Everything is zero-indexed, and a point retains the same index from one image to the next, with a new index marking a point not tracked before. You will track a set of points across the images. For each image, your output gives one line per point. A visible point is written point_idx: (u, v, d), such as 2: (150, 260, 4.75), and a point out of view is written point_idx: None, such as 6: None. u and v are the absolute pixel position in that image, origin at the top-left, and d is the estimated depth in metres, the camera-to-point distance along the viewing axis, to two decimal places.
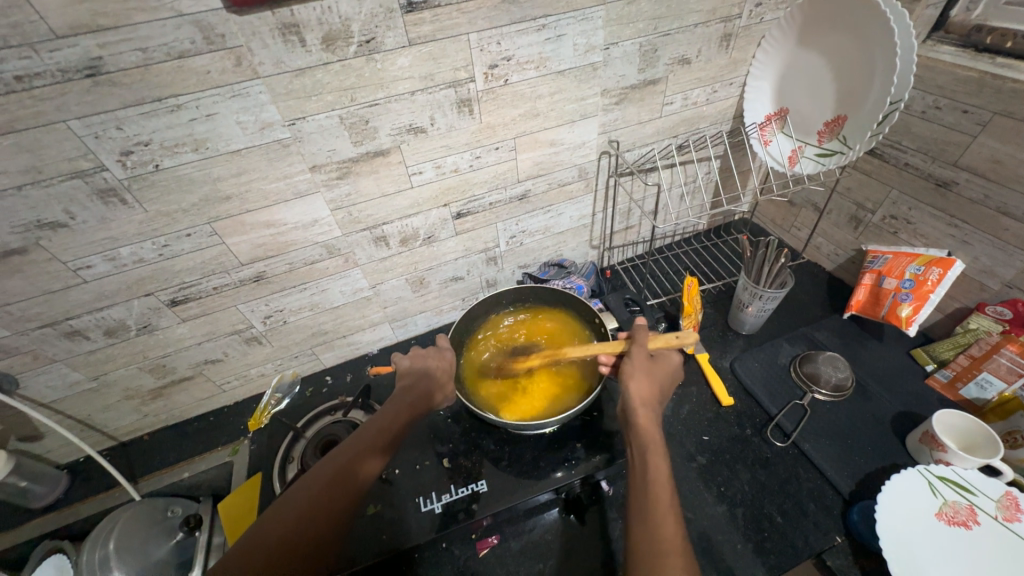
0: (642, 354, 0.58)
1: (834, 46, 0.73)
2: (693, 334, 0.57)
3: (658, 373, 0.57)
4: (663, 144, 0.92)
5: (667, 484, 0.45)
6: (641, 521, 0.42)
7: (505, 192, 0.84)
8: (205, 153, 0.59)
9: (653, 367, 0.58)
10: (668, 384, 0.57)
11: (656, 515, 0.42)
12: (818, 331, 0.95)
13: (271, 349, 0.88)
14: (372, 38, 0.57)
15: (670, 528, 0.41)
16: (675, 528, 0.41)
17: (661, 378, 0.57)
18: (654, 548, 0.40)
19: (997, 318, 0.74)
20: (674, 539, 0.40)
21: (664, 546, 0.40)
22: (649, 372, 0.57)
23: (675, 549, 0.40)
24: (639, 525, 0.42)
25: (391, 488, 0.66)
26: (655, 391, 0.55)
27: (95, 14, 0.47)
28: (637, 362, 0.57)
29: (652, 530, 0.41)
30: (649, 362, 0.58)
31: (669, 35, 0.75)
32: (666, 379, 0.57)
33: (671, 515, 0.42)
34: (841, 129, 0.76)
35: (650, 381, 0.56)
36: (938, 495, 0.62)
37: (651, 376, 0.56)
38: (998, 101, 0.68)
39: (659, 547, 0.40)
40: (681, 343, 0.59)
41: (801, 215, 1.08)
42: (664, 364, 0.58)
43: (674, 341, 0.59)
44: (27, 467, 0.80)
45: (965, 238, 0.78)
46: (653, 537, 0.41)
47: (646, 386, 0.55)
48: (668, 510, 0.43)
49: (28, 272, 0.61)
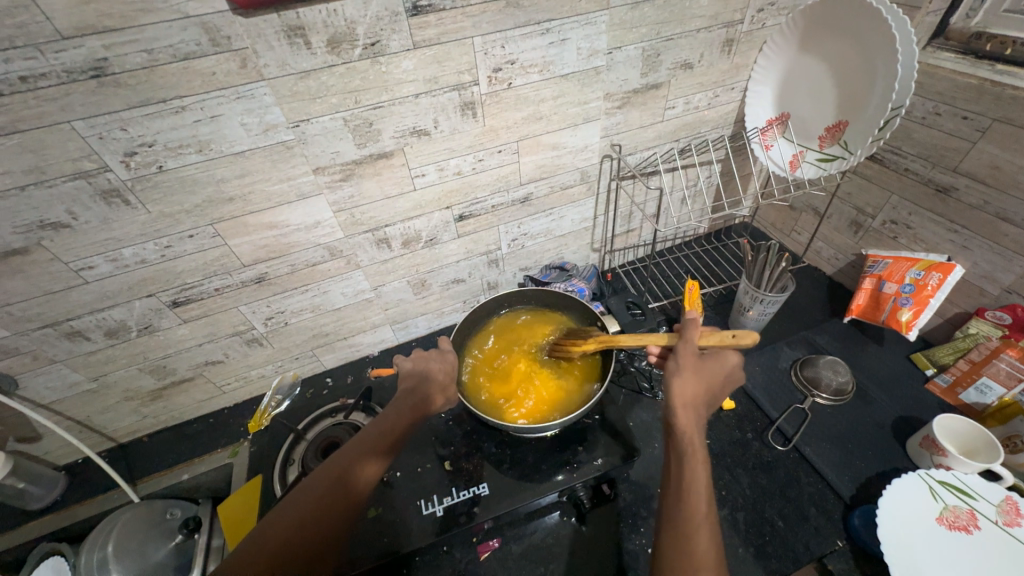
0: (690, 352, 0.54)
1: (835, 52, 0.73)
2: (753, 337, 0.51)
3: (707, 372, 0.54)
4: (664, 148, 0.93)
5: (703, 495, 0.46)
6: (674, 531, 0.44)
7: (507, 195, 0.84)
8: (209, 155, 0.59)
9: (702, 365, 0.54)
10: (718, 383, 0.54)
11: (692, 529, 0.44)
12: (819, 335, 0.96)
13: (272, 351, 0.88)
14: (377, 41, 0.58)
15: (703, 544, 0.43)
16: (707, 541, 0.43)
17: (710, 377, 0.54)
18: (685, 558, 0.42)
19: (997, 323, 0.75)
20: (706, 553, 0.42)
21: (695, 560, 0.42)
22: (696, 371, 0.54)
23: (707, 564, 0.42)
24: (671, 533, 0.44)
25: (393, 491, 0.66)
26: (702, 394, 0.53)
27: (101, 16, 0.47)
28: (683, 361, 0.54)
29: (684, 544, 0.43)
30: (698, 360, 0.54)
31: (672, 39, 0.76)
32: (716, 380, 0.54)
33: (706, 529, 0.44)
34: (842, 134, 0.77)
35: (697, 382, 0.53)
36: (939, 499, 0.62)
37: (699, 377, 0.53)
38: (997, 108, 0.68)
39: (690, 559, 0.42)
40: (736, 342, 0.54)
41: (801, 219, 1.08)
42: (714, 362, 0.55)
43: (729, 340, 0.54)
44: (25, 468, 0.79)
45: (965, 243, 0.78)
46: (688, 550, 0.43)
47: (692, 386, 0.52)
48: (703, 523, 0.44)
49: (29, 273, 0.61)
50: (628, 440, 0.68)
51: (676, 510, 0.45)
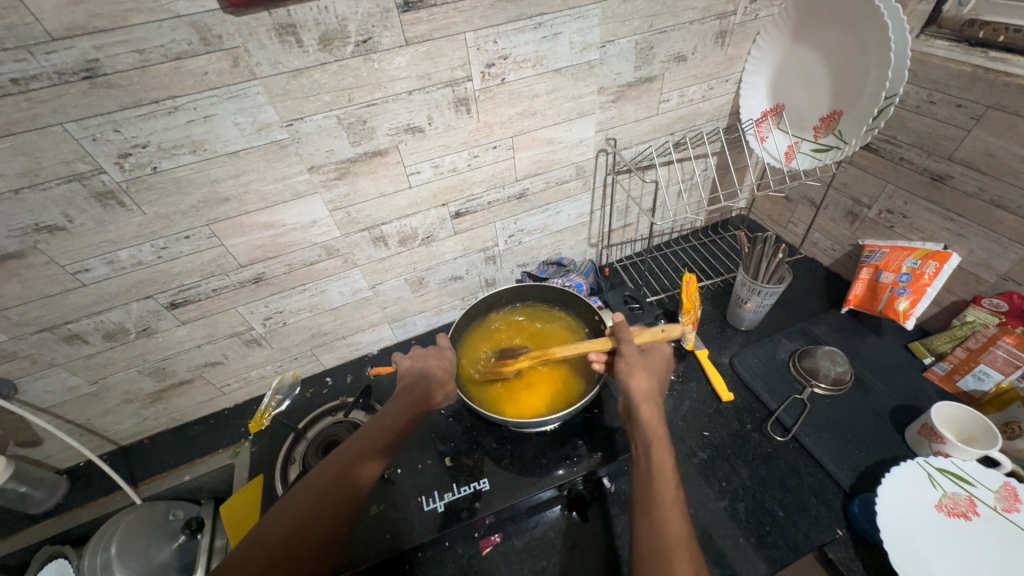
0: (633, 352, 0.60)
1: (829, 42, 0.73)
2: (679, 327, 0.62)
3: (652, 365, 0.60)
4: (660, 141, 0.93)
5: (671, 477, 0.47)
6: (646, 514, 0.44)
7: (503, 191, 0.84)
8: (203, 155, 0.59)
9: (646, 361, 0.60)
10: (661, 374, 0.60)
11: (663, 511, 0.44)
12: (817, 326, 0.96)
13: (271, 351, 0.88)
14: (369, 38, 0.58)
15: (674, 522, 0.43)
16: (679, 521, 0.43)
17: (655, 370, 0.59)
18: (660, 540, 0.42)
19: (994, 311, 0.74)
20: (678, 531, 0.43)
21: (669, 538, 0.42)
22: (644, 365, 0.59)
23: (681, 543, 0.42)
24: (643, 519, 0.44)
25: (393, 488, 0.66)
26: (654, 387, 0.57)
27: (92, 16, 0.47)
28: (631, 357, 0.60)
29: (656, 524, 0.43)
30: (640, 358, 0.60)
31: (665, 32, 0.76)
32: (660, 373, 0.60)
33: (676, 509, 0.44)
34: (836, 124, 0.77)
35: (648, 375, 0.58)
36: (938, 486, 0.62)
37: (647, 372, 0.58)
38: (991, 95, 0.68)
39: (665, 540, 0.42)
40: (668, 335, 0.63)
41: (798, 210, 1.08)
42: (653, 356, 0.61)
43: (661, 335, 0.63)
44: (26, 472, 0.79)
45: (961, 231, 0.78)
46: (661, 533, 0.42)
47: (645, 380, 0.57)
48: (673, 502, 0.45)
49: (26, 276, 0.61)
50: (628, 433, 0.69)
51: (648, 495, 0.46)
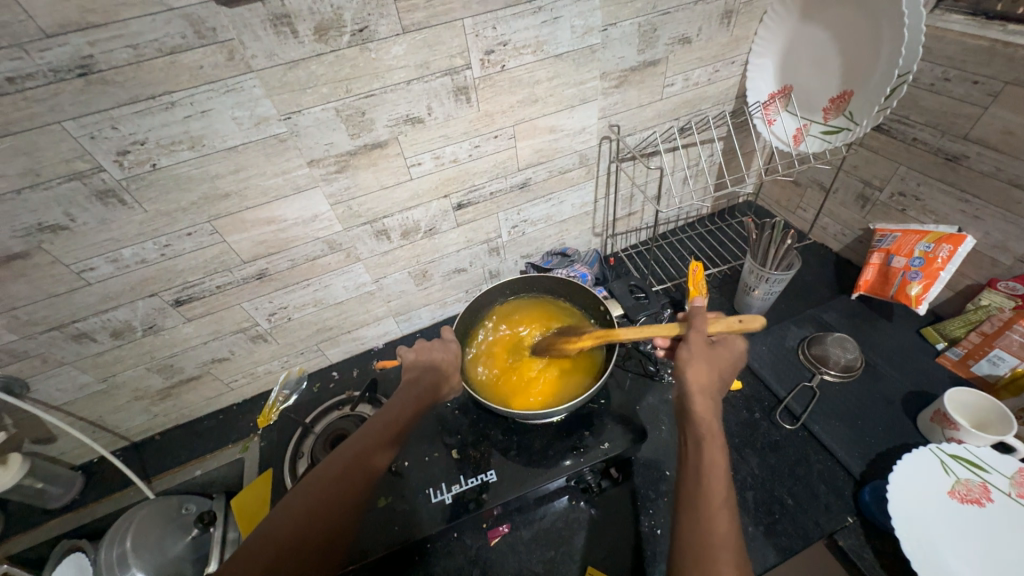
0: (702, 339, 0.53)
1: (839, 19, 0.71)
2: (760, 321, 0.51)
3: (718, 358, 0.53)
4: (664, 127, 0.91)
5: (723, 480, 0.44)
6: (693, 514, 0.42)
7: (505, 181, 0.83)
8: (201, 151, 0.59)
9: (713, 352, 0.53)
10: (727, 369, 0.53)
11: (713, 513, 0.41)
12: (826, 312, 0.94)
13: (277, 346, 0.89)
14: (365, 27, 0.56)
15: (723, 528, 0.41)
16: (727, 525, 0.41)
17: (720, 363, 0.52)
18: (704, 541, 0.40)
19: (1010, 294, 0.72)
20: (726, 536, 0.40)
21: (715, 542, 0.40)
22: (709, 357, 0.52)
23: (727, 549, 0.40)
24: (688, 518, 0.42)
25: (401, 481, 0.66)
26: (716, 380, 0.51)
27: (83, 11, 0.46)
28: (697, 347, 0.52)
29: (703, 526, 0.41)
30: (709, 347, 0.53)
31: (668, 14, 0.74)
32: (726, 365, 0.53)
33: (725, 513, 0.42)
34: (847, 105, 0.75)
35: (711, 368, 0.51)
36: (951, 473, 0.62)
37: (712, 362, 0.52)
38: (1009, 70, 0.66)
39: (709, 542, 0.40)
40: (744, 327, 0.53)
41: (806, 195, 1.06)
42: (722, 349, 0.54)
43: (737, 327, 0.53)
44: (42, 469, 0.81)
45: (976, 213, 0.76)
46: (707, 535, 0.40)
47: (706, 372, 0.51)
48: (723, 505, 0.42)
49: (31, 276, 0.62)
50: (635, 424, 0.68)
51: (697, 496, 0.43)
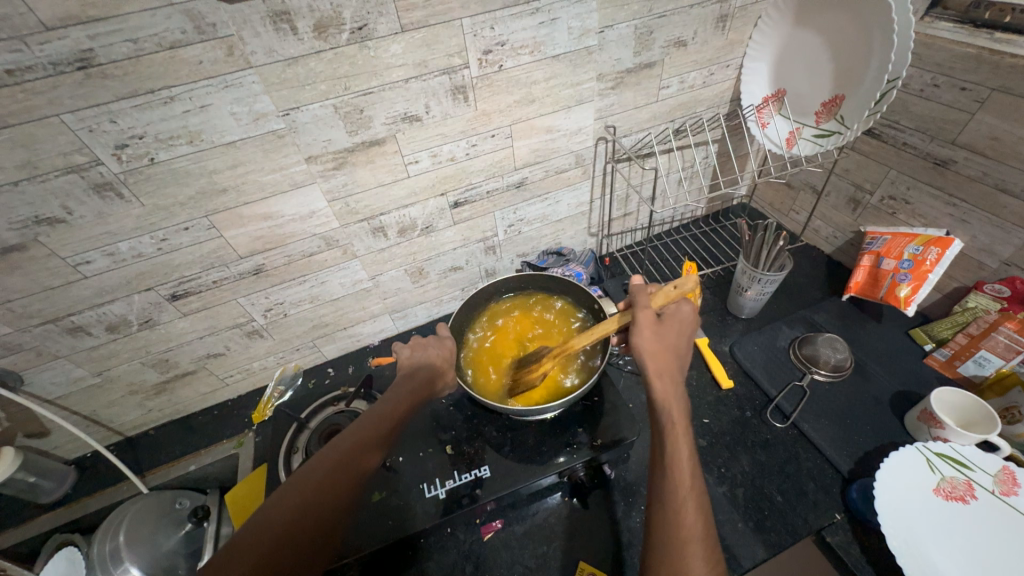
0: (649, 319, 0.53)
1: (831, 25, 0.72)
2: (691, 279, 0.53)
3: (668, 337, 0.52)
4: (660, 129, 0.92)
5: (689, 466, 0.43)
6: (662, 506, 0.42)
7: (502, 180, 0.84)
8: (200, 146, 0.59)
9: (661, 329, 0.53)
10: (680, 344, 0.53)
11: (679, 500, 0.42)
12: (818, 313, 0.96)
13: (273, 342, 0.89)
14: (364, 25, 0.57)
15: (691, 515, 0.41)
16: (694, 512, 0.41)
17: (672, 342, 0.52)
18: (673, 530, 0.40)
19: (995, 296, 0.74)
20: (694, 522, 0.40)
21: (684, 529, 0.40)
22: (659, 336, 0.52)
23: (696, 537, 0.40)
24: (658, 510, 0.42)
25: (395, 476, 0.67)
26: (671, 359, 0.51)
27: (84, 5, 0.46)
28: (644, 326, 0.53)
29: (671, 513, 0.41)
30: (655, 325, 0.53)
31: (664, 16, 0.75)
32: (678, 342, 0.52)
33: (691, 496, 0.42)
34: (839, 109, 0.76)
35: (663, 349, 0.51)
36: (936, 471, 0.63)
37: (661, 341, 0.52)
38: (996, 77, 0.67)
39: (679, 530, 0.40)
40: (680, 292, 0.57)
41: (799, 198, 1.07)
42: (672, 325, 0.53)
43: (674, 293, 0.57)
44: (34, 463, 0.80)
45: (964, 216, 0.77)
46: (675, 521, 0.40)
47: (659, 353, 0.51)
48: (689, 489, 0.42)
49: (27, 269, 0.62)
50: (627, 421, 0.69)
51: (664, 487, 0.43)
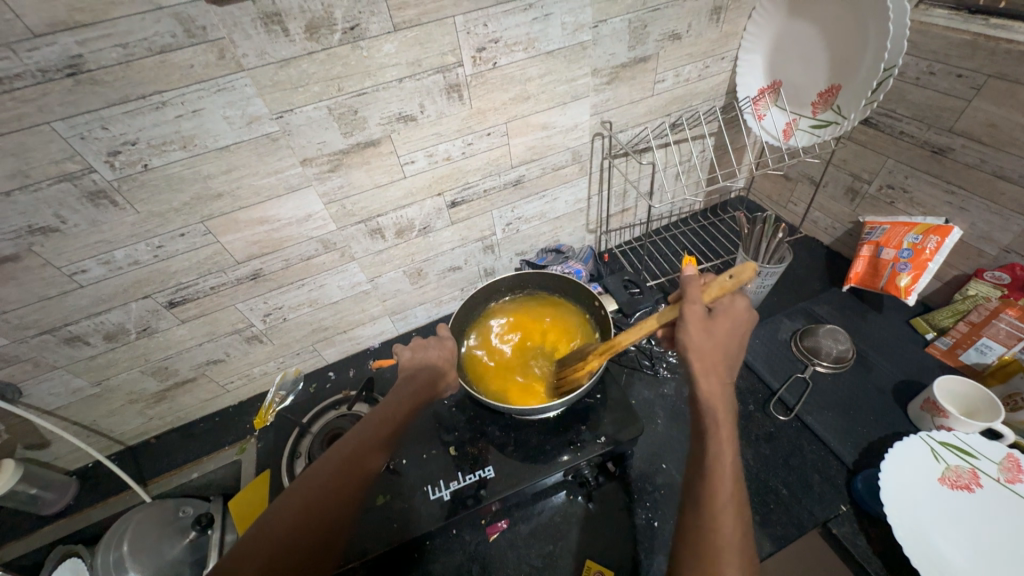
0: (698, 313, 0.49)
1: (825, 14, 0.72)
2: (752, 269, 0.47)
3: (719, 336, 0.49)
4: (656, 123, 0.92)
5: (730, 475, 0.42)
6: (698, 510, 0.41)
7: (499, 179, 0.83)
8: (194, 151, 0.58)
9: (712, 326, 0.49)
10: (731, 341, 0.49)
11: (717, 507, 0.41)
12: (818, 305, 0.95)
13: (272, 347, 0.88)
14: (356, 25, 0.56)
15: (730, 526, 0.40)
16: (733, 522, 0.40)
17: (723, 341, 0.49)
18: (708, 539, 0.40)
19: (996, 284, 0.74)
20: (731, 531, 0.40)
21: (720, 539, 0.39)
22: (708, 332, 0.49)
23: (733, 545, 0.39)
24: (693, 514, 0.41)
25: (399, 479, 0.66)
26: (720, 360, 0.48)
27: (72, 11, 0.46)
28: (693, 320, 0.49)
29: (706, 519, 0.41)
30: (705, 321, 0.49)
31: (658, 10, 0.74)
32: (730, 340, 0.49)
33: (731, 505, 0.41)
34: (835, 99, 0.76)
35: (713, 346, 0.48)
36: (941, 460, 0.63)
37: (713, 339, 0.48)
38: (991, 64, 0.67)
39: (715, 542, 0.39)
40: (737, 283, 0.50)
41: (797, 189, 1.07)
42: (722, 323, 0.49)
43: (731, 285, 0.50)
44: (35, 474, 0.80)
45: (962, 204, 0.77)
46: (713, 530, 0.40)
47: (707, 351, 0.48)
48: (730, 498, 0.41)
49: (22, 279, 0.61)
50: (631, 419, 0.69)
51: (701, 492, 0.42)
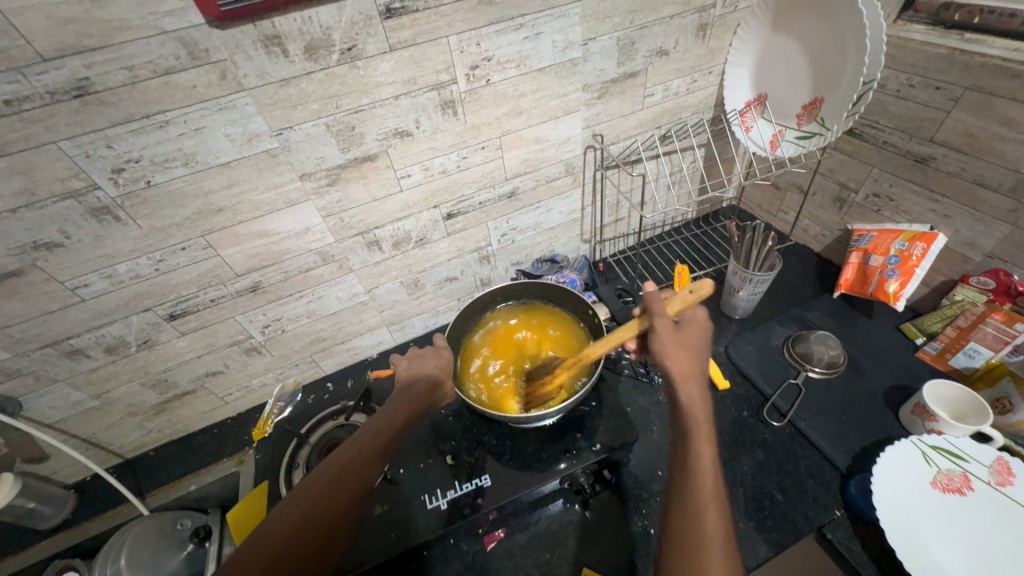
0: (667, 326, 0.53)
1: (807, 30, 0.74)
2: (710, 285, 0.53)
3: (688, 345, 0.52)
4: (647, 135, 0.94)
5: (711, 475, 0.44)
6: (683, 509, 0.42)
7: (493, 191, 0.85)
8: (195, 167, 0.60)
9: (680, 337, 0.53)
10: (700, 350, 0.53)
11: (700, 506, 0.42)
12: (810, 311, 0.97)
13: (271, 358, 0.89)
14: (353, 45, 0.59)
15: (713, 522, 0.41)
16: (715, 520, 0.41)
17: (693, 350, 0.52)
18: (693, 536, 0.40)
19: (982, 289, 0.76)
20: (715, 528, 0.41)
21: (704, 536, 0.40)
22: (677, 343, 0.52)
23: (717, 542, 0.40)
24: (678, 513, 0.42)
25: (396, 488, 0.67)
26: (694, 367, 0.51)
27: (80, 35, 0.48)
28: (663, 333, 0.53)
29: (690, 516, 0.41)
30: (673, 334, 0.53)
31: (646, 27, 0.77)
32: (699, 349, 0.53)
33: (712, 502, 0.42)
34: (818, 111, 0.78)
35: (685, 355, 0.51)
36: (932, 464, 0.63)
37: (683, 349, 0.52)
38: (968, 76, 0.70)
39: (699, 538, 0.40)
40: (697, 296, 0.54)
41: (786, 198, 1.09)
42: (688, 333, 0.53)
43: (691, 299, 0.54)
44: (34, 488, 0.80)
45: (946, 212, 0.79)
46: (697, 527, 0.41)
47: (681, 360, 0.51)
48: (711, 496, 0.42)
49: (25, 294, 0.62)
50: (626, 427, 0.69)
51: (685, 491, 0.43)
